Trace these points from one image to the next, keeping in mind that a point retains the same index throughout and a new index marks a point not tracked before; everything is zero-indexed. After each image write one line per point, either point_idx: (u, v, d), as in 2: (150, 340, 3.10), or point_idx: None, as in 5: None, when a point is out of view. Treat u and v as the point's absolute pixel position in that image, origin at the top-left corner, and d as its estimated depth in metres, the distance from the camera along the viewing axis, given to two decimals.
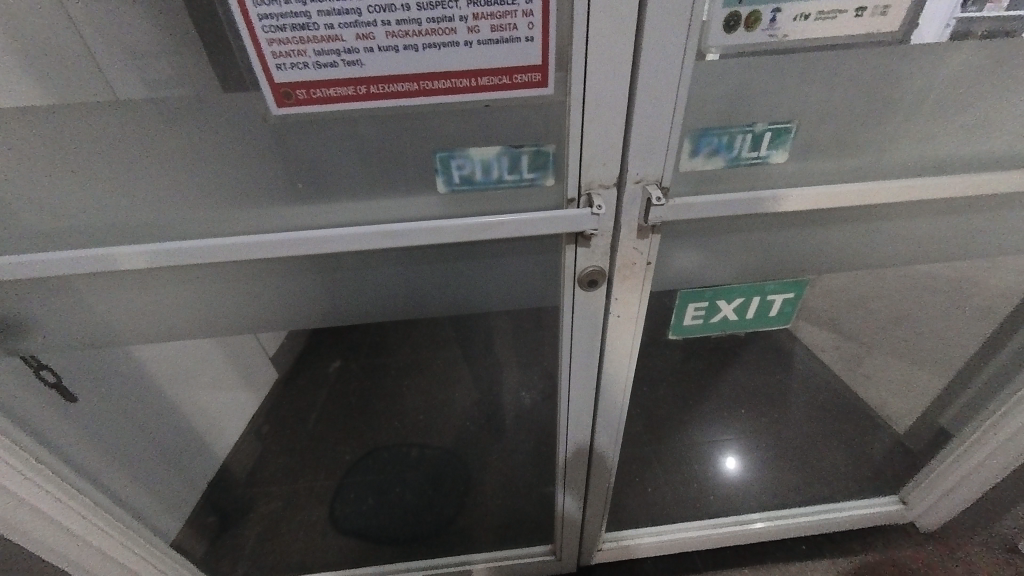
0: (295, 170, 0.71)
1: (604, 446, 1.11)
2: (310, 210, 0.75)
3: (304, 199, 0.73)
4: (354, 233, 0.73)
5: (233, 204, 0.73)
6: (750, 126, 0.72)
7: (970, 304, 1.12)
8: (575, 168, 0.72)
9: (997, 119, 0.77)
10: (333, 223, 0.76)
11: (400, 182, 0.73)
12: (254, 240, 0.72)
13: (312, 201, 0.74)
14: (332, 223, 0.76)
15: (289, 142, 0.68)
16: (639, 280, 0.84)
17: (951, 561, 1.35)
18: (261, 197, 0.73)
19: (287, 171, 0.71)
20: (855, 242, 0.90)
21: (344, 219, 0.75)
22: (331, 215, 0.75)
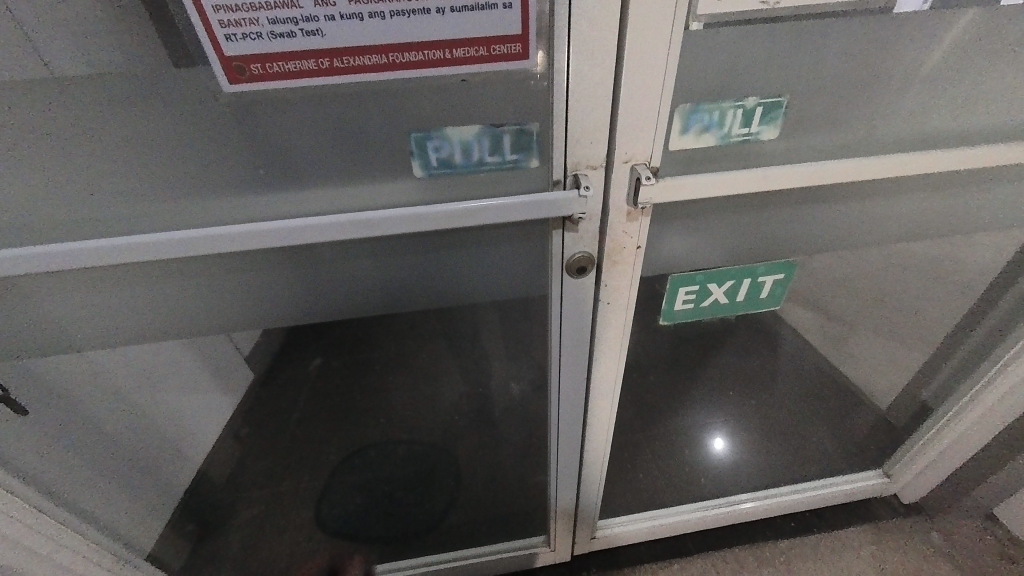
0: (258, 155, 0.65)
1: (595, 435, 1.09)
2: (277, 199, 0.69)
3: (269, 186, 0.68)
4: (326, 222, 0.68)
5: (189, 194, 0.66)
6: (741, 101, 0.69)
7: (952, 281, 1.13)
8: (560, 148, 0.68)
9: (985, 91, 0.75)
10: (302, 213, 0.70)
11: (373, 166, 0.68)
12: (217, 232, 0.67)
13: (277, 188, 0.68)
14: (302, 212, 0.70)
15: (248, 123, 0.62)
16: (629, 265, 0.81)
17: (932, 530, 1.39)
18: (221, 187, 0.67)
19: (249, 157, 0.65)
20: (842, 222, 0.89)
21: (313, 208, 0.70)
22: (300, 203, 0.70)
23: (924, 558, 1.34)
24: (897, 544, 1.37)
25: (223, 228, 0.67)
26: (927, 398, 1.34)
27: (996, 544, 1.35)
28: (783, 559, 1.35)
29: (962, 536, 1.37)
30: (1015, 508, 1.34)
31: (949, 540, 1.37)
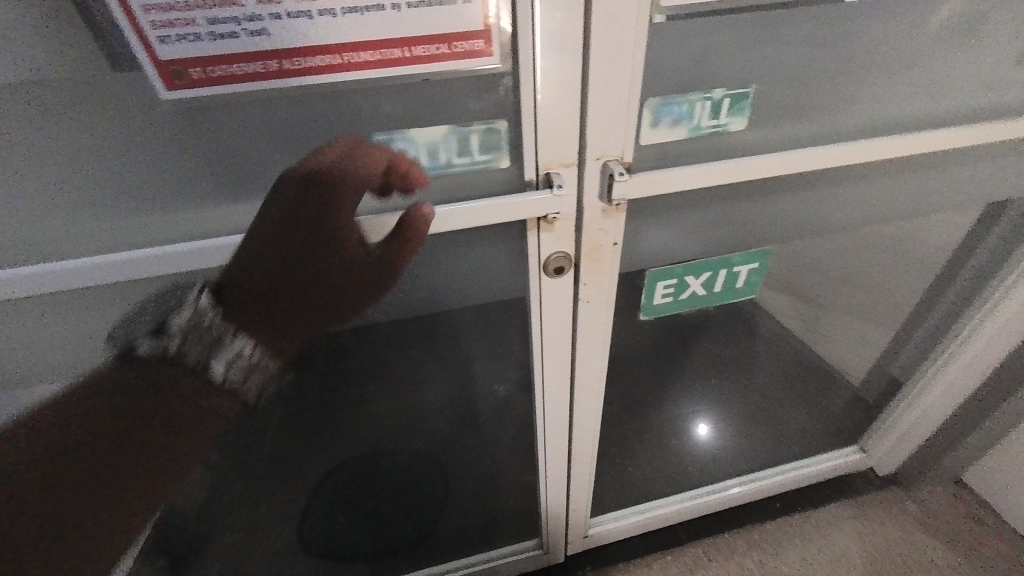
0: (210, 167, 0.61)
1: (582, 434, 1.09)
2: (233, 213, 0.65)
3: (224, 199, 0.64)
4: None
5: (137, 212, 0.61)
6: (709, 92, 0.68)
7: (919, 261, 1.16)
8: (531, 146, 0.66)
9: (938, 76, 0.77)
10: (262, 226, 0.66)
11: None
12: (172, 251, 0.62)
13: (232, 201, 0.64)
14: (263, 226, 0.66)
15: (195, 135, 0.58)
16: (607, 263, 0.80)
17: (908, 500, 1.45)
18: (170, 204, 0.62)
19: (200, 170, 0.61)
20: (811, 208, 0.91)
21: None
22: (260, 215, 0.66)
23: (903, 527, 1.39)
24: (876, 515, 1.42)
25: (177, 246, 0.62)
26: (896, 373, 1.39)
27: (966, 508, 1.41)
28: (771, 541, 1.39)
29: (936, 503, 1.43)
30: (980, 472, 1.42)
31: (924, 508, 1.43)
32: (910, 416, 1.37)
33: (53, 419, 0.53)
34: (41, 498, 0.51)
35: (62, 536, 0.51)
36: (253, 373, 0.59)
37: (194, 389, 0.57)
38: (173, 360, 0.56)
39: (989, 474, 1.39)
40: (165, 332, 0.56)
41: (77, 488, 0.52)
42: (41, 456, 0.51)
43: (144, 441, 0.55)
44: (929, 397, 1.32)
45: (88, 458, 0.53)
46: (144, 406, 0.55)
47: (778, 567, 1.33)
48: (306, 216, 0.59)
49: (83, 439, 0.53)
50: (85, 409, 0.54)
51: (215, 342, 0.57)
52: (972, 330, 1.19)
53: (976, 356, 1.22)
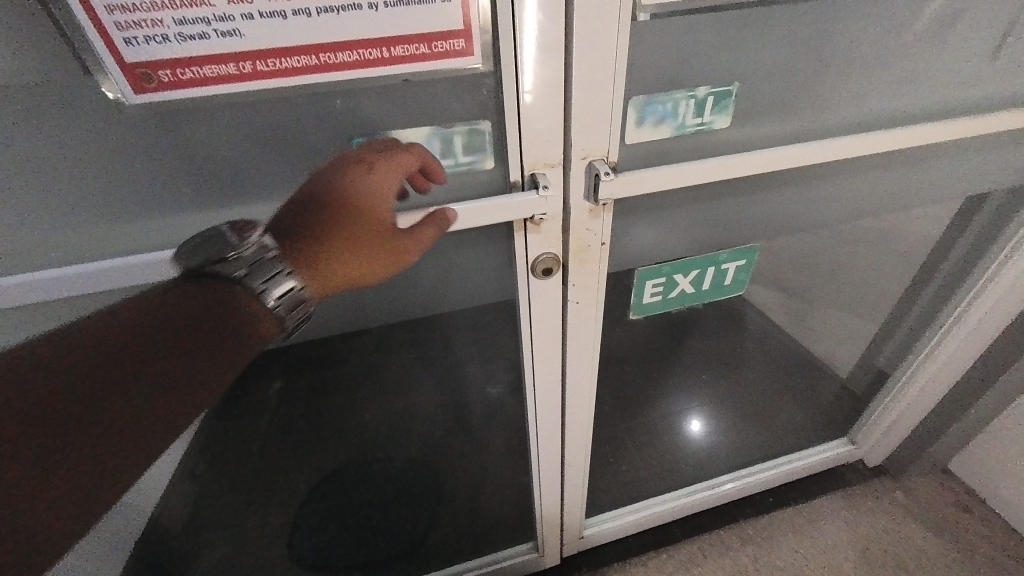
0: (190, 173, 0.60)
1: (574, 435, 1.08)
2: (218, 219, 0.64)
3: (206, 204, 0.62)
4: None
5: (114, 220, 0.60)
6: (692, 91, 0.68)
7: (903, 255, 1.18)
8: (515, 146, 0.65)
9: (915, 73, 0.78)
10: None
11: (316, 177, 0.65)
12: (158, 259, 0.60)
13: (211, 208, 0.63)
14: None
15: (172, 140, 0.56)
16: (595, 263, 0.80)
17: (897, 490, 1.46)
18: (150, 211, 0.61)
19: (180, 176, 0.59)
20: (795, 204, 0.91)
21: None
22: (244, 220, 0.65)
23: (894, 518, 1.40)
24: (867, 506, 1.44)
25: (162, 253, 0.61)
26: (882, 365, 1.41)
27: (954, 497, 1.43)
28: (765, 535, 1.39)
29: (924, 493, 1.45)
30: (965, 461, 1.44)
31: (912, 497, 1.45)
32: (896, 407, 1.40)
33: (77, 337, 0.47)
34: (46, 415, 0.43)
35: (52, 467, 0.42)
36: (302, 307, 0.56)
37: (236, 318, 0.53)
38: (229, 285, 0.53)
39: (975, 463, 1.41)
40: (223, 256, 0.53)
41: (89, 408, 0.44)
42: (58, 372, 0.45)
43: (172, 365, 0.48)
44: (914, 388, 1.34)
45: (108, 378, 0.46)
46: (183, 329, 0.50)
47: (772, 562, 1.34)
48: (350, 185, 0.57)
49: (103, 358, 0.46)
50: (115, 327, 0.48)
51: (270, 271, 0.54)
52: (954, 321, 1.21)
53: (959, 347, 1.24)
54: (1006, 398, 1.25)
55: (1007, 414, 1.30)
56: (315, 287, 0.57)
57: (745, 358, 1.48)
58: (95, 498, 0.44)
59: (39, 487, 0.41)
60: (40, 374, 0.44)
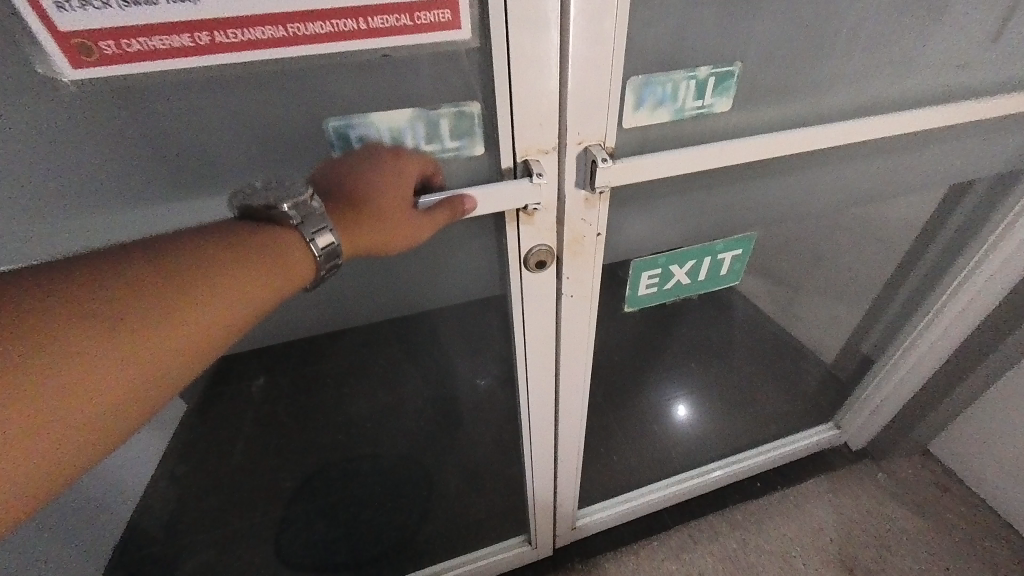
0: (152, 161, 0.55)
1: (567, 428, 1.06)
2: (188, 209, 0.60)
3: (174, 194, 0.58)
4: None
5: (66, 214, 0.55)
6: (693, 71, 0.64)
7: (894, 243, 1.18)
8: (506, 131, 0.61)
9: (915, 56, 0.76)
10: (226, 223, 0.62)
11: (290, 164, 0.60)
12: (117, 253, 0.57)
13: (175, 200, 0.58)
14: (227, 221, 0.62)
15: (129, 124, 0.51)
16: (590, 255, 0.76)
17: (880, 472, 1.50)
18: (109, 204, 0.56)
19: (141, 164, 0.54)
20: (791, 193, 0.89)
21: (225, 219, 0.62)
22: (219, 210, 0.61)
23: (877, 500, 1.44)
24: (851, 488, 1.47)
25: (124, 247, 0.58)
26: (866, 350, 1.43)
27: (934, 477, 1.47)
28: (753, 520, 1.41)
29: (906, 475, 1.49)
30: (945, 443, 1.48)
31: (894, 479, 1.48)
32: (880, 393, 1.42)
33: (79, 280, 0.44)
34: (42, 366, 0.40)
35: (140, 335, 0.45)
36: (334, 257, 0.55)
37: (265, 269, 0.51)
38: (279, 230, 0.53)
39: (954, 444, 1.45)
40: (279, 204, 0.53)
41: (88, 362, 0.42)
42: (72, 318, 0.42)
43: (179, 323, 0.46)
44: (898, 373, 1.36)
45: (109, 331, 0.43)
46: (200, 281, 0.48)
47: (761, 546, 1.35)
48: (386, 150, 0.58)
49: (108, 308, 0.44)
50: (122, 274, 0.45)
51: (315, 219, 0.53)
52: (938, 308, 1.22)
53: (942, 333, 1.26)
54: (986, 383, 1.28)
55: (987, 398, 1.33)
56: (347, 235, 0.55)
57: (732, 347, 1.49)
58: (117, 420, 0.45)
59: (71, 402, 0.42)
60: (32, 320, 0.41)
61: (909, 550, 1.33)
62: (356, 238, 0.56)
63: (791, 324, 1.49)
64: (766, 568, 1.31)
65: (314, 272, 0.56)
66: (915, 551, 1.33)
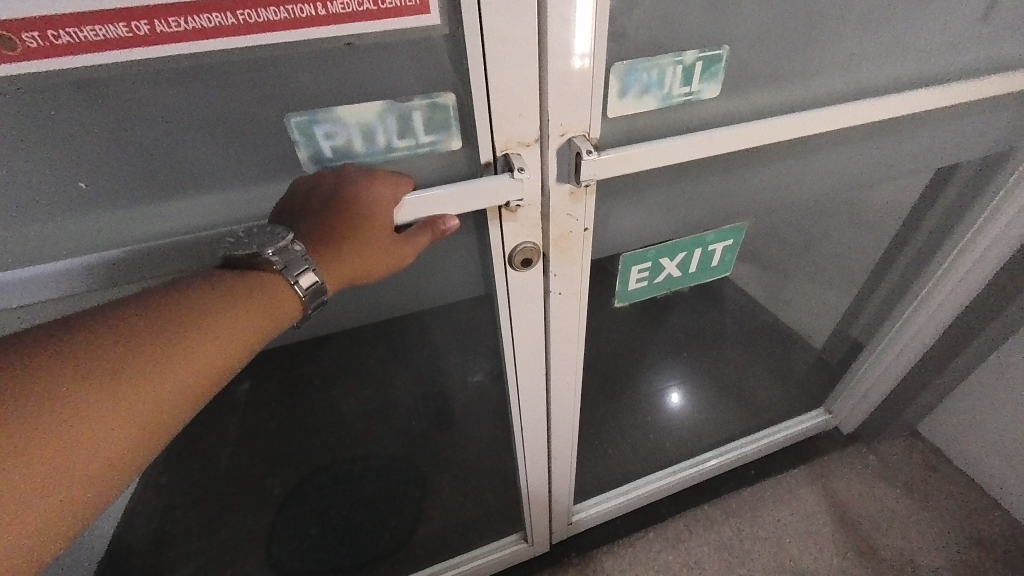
0: (99, 164, 0.50)
1: (559, 425, 1.04)
2: (143, 216, 0.55)
3: (125, 199, 0.53)
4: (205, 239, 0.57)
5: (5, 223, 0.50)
6: (680, 55, 0.60)
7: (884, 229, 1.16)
8: (483, 123, 0.57)
9: (906, 36, 0.74)
10: (186, 230, 0.58)
11: (254, 163, 0.56)
12: (55, 269, 0.53)
13: (128, 205, 0.54)
14: (187, 226, 0.58)
15: (67, 124, 0.47)
16: (577, 251, 0.73)
17: (871, 455, 1.51)
18: (51, 213, 0.51)
19: (88, 168, 0.50)
20: (782, 181, 0.87)
21: (187, 223, 0.58)
22: (177, 215, 0.57)
23: (868, 482, 1.45)
24: (843, 472, 1.48)
25: (64, 262, 0.53)
26: (856, 335, 1.43)
27: (924, 459, 1.49)
28: (748, 507, 1.42)
29: (896, 457, 1.50)
30: (934, 424, 1.50)
31: (885, 461, 1.50)
32: (869, 377, 1.43)
33: (62, 337, 0.43)
34: (22, 428, 0.39)
35: (135, 371, 0.44)
36: (321, 295, 0.54)
37: (253, 313, 0.50)
38: (262, 275, 0.52)
39: (943, 425, 1.47)
40: (260, 250, 0.51)
41: (73, 419, 0.41)
42: (68, 362, 0.42)
43: (163, 374, 0.45)
44: (887, 358, 1.37)
45: (91, 387, 0.42)
46: (186, 329, 0.47)
47: (756, 533, 1.36)
48: (361, 176, 0.54)
49: (90, 364, 0.43)
50: (110, 325, 0.44)
51: (298, 261, 0.52)
52: (927, 292, 1.22)
53: (931, 316, 1.26)
54: (973, 364, 1.29)
55: (974, 379, 1.34)
56: (334, 275, 0.54)
57: (723, 335, 1.49)
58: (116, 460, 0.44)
59: (68, 444, 0.41)
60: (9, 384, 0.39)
61: (901, 531, 1.35)
62: (343, 276, 0.55)
63: (782, 311, 1.49)
64: (761, 555, 1.32)
65: (300, 310, 0.55)
66: (906, 531, 1.35)
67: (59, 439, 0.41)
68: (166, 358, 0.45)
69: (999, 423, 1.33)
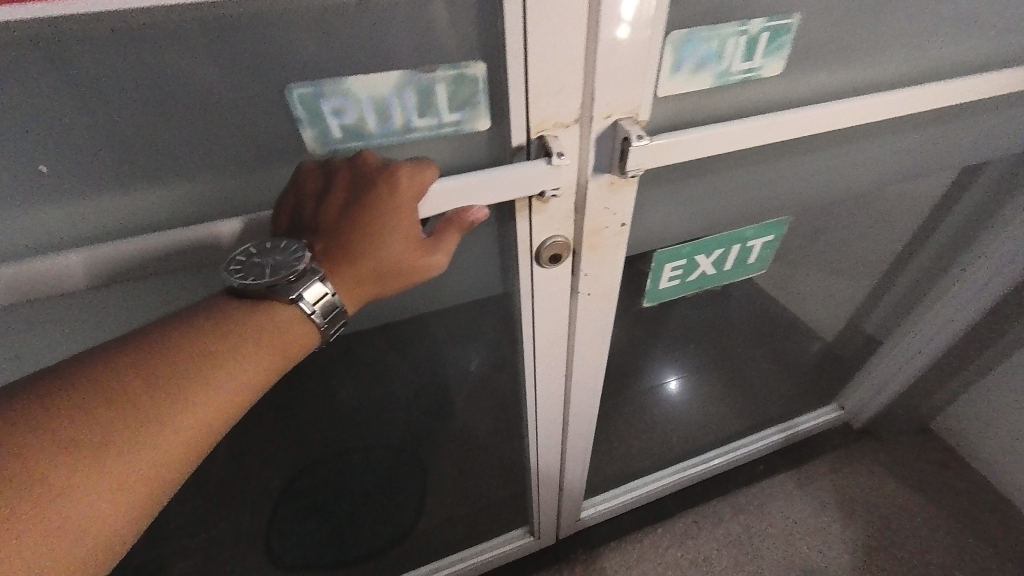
0: (64, 145, 0.42)
1: (574, 425, 1.00)
2: (117, 204, 0.47)
3: (97, 186, 0.45)
4: (187, 235, 0.49)
5: None
6: (744, 24, 0.52)
7: (930, 227, 1.08)
8: (516, 99, 0.49)
9: (984, 10, 0.65)
10: (174, 223, 0.51)
11: (249, 144, 0.48)
12: (15, 273, 0.45)
13: (101, 192, 0.46)
14: (175, 218, 0.50)
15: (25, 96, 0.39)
16: (611, 248, 0.66)
17: (881, 451, 1.50)
18: (10, 202, 0.43)
19: (52, 149, 0.42)
20: (827, 171, 0.80)
21: (173, 213, 0.50)
22: (161, 205, 0.49)
23: (877, 478, 1.44)
24: (852, 467, 1.47)
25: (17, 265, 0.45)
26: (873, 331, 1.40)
27: (934, 454, 1.48)
28: (757, 503, 1.40)
29: (907, 453, 1.49)
30: (947, 420, 1.47)
31: (896, 457, 1.48)
32: (883, 372, 1.40)
33: (76, 382, 0.42)
34: (36, 480, 0.38)
35: (147, 413, 0.43)
36: (342, 318, 0.51)
37: (265, 351, 0.48)
38: (274, 307, 0.49)
39: (956, 422, 1.45)
40: (273, 281, 0.47)
41: (86, 463, 0.40)
42: (81, 404, 0.41)
43: (171, 418, 0.43)
44: (906, 355, 1.33)
45: (103, 435, 0.41)
46: (194, 367, 0.45)
47: (764, 529, 1.35)
48: (382, 177, 0.47)
49: (103, 412, 0.41)
50: (121, 364, 0.43)
51: (314, 286, 0.48)
52: (957, 289, 1.17)
53: (957, 314, 1.21)
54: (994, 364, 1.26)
55: (992, 378, 1.31)
56: (351, 293, 0.50)
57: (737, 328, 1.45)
58: (132, 506, 0.43)
59: (85, 492, 0.40)
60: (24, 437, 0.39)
61: (907, 527, 1.35)
62: (360, 293, 0.50)
63: None
64: (769, 551, 1.31)
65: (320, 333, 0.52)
66: (912, 527, 1.35)
67: (75, 485, 0.40)
68: (178, 397, 0.44)
69: (1016, 421, 1.31)
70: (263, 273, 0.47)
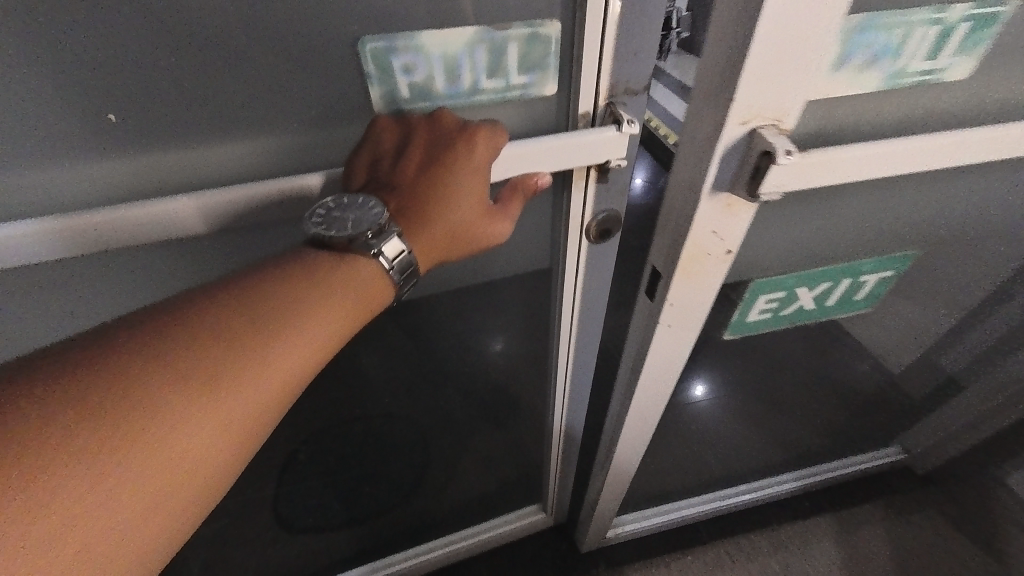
0: (130, 94, 0.40)
1: (622, 452, 0.92)
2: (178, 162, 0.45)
3: (162, 141, 0.43)
4: (244, 193, 0.44)
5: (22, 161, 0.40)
6: (942, 10, 0.40)
7: None
8: (589, 66, 0.45)
9: None
10: (231, 179, 0.47)
11: (312, 105, 0.45)
12: (63, 225, 0.40)
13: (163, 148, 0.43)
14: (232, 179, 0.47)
15: (81, 44, 0.36)
16: (708, 278, 0.55)
17: (944, 504, 1.37)
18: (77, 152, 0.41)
19: (104, 95, 0.39)
20: (978, 202, 0.66)
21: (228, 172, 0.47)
22: (219, 166, 0.46)
23: (936, 531, 1.32)
24: (909, 517, 1.35)
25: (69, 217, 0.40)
26: None
27: None
28: (800, 543, 1.31)
29: (973, 508, 1.35)
30: None
31: (959, 511, 1.35)
32: (964, 420, 1.25)
33: (112, 356, 0.35)
34: (61, 473, 0.32)
35: (193, 396, 0.37)
36: (415, 277, 0.48)
37: (323, 329, 0.42)
38: (349, 263, 0.44)
39: None
40: (357, 232, 0.43)
41: (120, 455, 0.34)
42: (117, 383, 0.34)
43: (217, 403, 0.37)
44: (993, 404, 1.19)
45: (140, 422, 0.34)
46: (247, 344, 0.39)
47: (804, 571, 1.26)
48: (460, 139, 0.44)
49: (142, 397, 0.35)
50: (163, 337, 0.37)
51: (394, 241, 0.45)
52: None
53: None
54: None
55: None
56: (426, 250, 0.47)
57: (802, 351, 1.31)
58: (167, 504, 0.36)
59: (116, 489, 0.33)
60: (42, 441, 0.32)
61: None
62: (434, 252, 0.48)
63: None
64: None
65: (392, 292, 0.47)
66: None
67: (106, 482, 0.33)
68: (227, 379, 0.38)
69: None
70: (343, 225, 0.43)
